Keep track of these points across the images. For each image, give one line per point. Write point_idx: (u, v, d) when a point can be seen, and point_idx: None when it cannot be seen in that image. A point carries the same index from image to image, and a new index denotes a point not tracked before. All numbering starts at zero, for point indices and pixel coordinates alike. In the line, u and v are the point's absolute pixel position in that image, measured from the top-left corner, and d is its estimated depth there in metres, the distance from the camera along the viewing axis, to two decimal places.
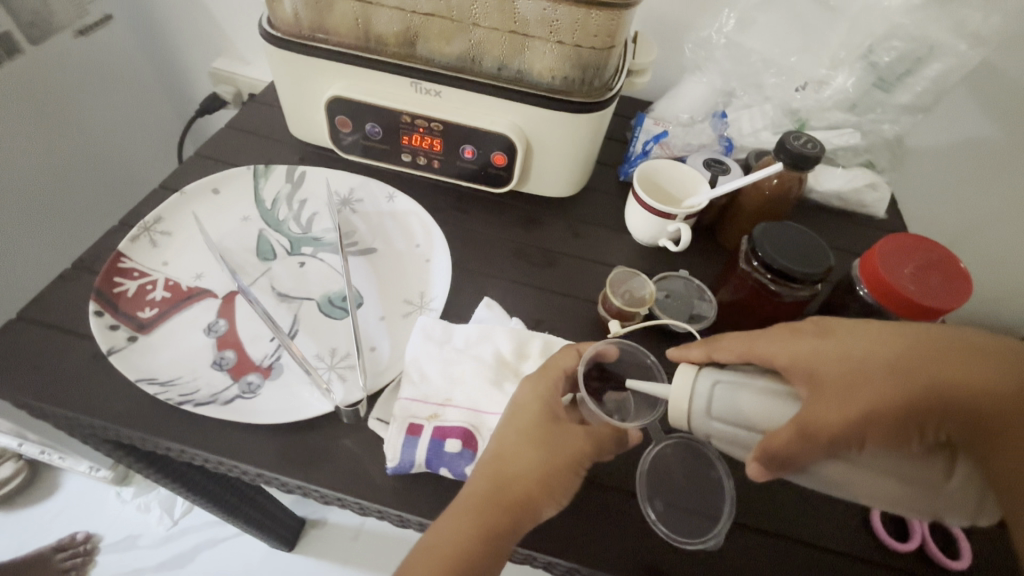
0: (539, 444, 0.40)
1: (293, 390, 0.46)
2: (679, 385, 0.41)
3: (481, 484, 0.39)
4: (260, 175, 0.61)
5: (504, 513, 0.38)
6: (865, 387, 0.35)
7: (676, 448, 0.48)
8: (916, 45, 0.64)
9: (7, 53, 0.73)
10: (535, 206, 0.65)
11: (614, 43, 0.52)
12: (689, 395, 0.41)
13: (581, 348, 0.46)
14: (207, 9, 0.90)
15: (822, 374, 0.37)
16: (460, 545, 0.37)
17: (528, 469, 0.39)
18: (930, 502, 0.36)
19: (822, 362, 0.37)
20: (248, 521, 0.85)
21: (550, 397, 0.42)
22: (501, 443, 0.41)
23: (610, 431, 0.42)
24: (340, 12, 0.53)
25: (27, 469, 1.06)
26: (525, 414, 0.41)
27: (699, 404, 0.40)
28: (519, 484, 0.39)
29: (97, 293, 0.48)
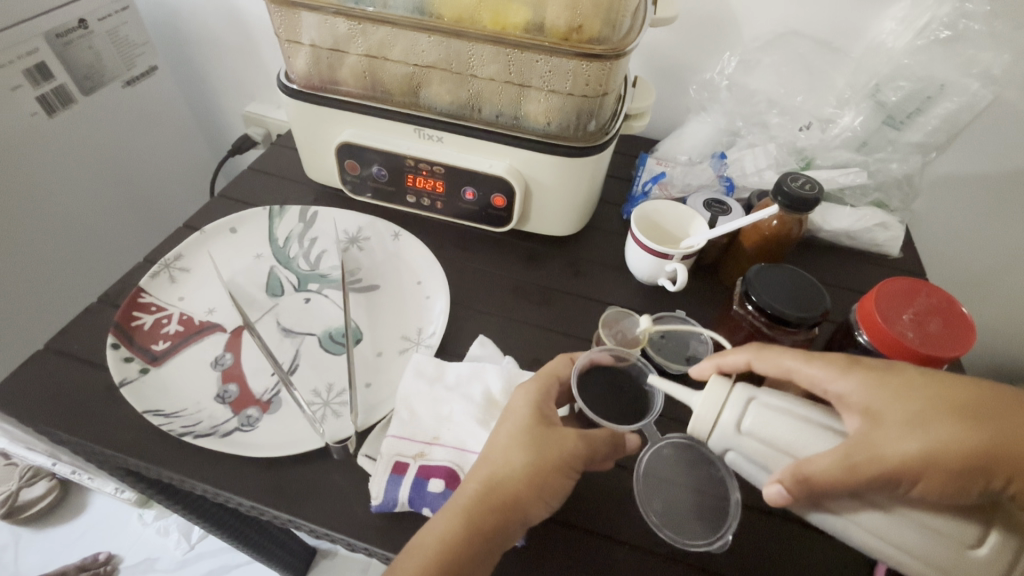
0: (531, 445, 0.40)
1: (289, 424, 0.48)
2: (711, 398, 0.39)
3: (475, 489, 0.40)
4: (275, 216, 0.64)
5: (492, 514, 0.39)
6: (919, 423, 0.33)
7: (676, 448, 0.48)
8: (923, 85, 0.64)
9: (62, 103, 0.80)
10: (536, 244, 0.67)
11: (607, 90, 0.54)
12: (718, 408, 0.39)
13: (574, 356, 0.47)
14: (244, 58, 0.98)
15: (879, 403, 0.34)
16: (451, 544, 0.37)
17: (518, 471, 0.40)
18: (946, 561, 0.33)
19: (884, 393, 0.34)
20: (260, 551, 0.87)
21: (543, 401, 0.43)
22: (494, 448, 0.41)
23: (606, 434, 0.43)
24: (351, 65, 0.57)
25: (59, 488, 1.12)
26: (524, 417, 0.42)
27: (727, 420, 0.39)
28: (516, 487, 0.39)
29: (116, 326, 0.52)
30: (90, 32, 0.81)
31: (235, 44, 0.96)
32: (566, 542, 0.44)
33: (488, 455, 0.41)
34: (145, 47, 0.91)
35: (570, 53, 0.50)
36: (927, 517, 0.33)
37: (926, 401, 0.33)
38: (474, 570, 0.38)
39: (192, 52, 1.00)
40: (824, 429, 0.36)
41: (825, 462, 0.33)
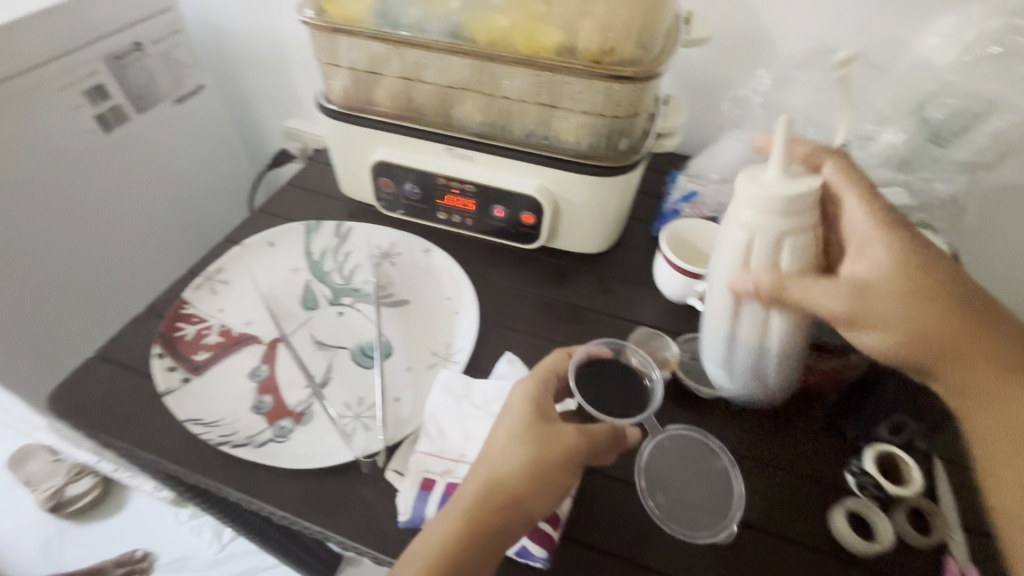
0: (529, 440, 0.41)
1: (320, 436, 0.49)
2: (784, 230, 0.41)
3: (475, 489, 0.40)
4: (312, 230, 0.67)
5: (493, 512, 0.39)
6: (943, 367, 0.41)
7: (675, 440, 0.49)
8: (968, 103, 0.62)
9: (117, 120, 0.85)
10: (565, 261, 0.67)
11: (638, 110, 0.54)
12: (784, 244, 0.41)
13: (571, 351, 0.48)
14: (285, 77, 1.02)
15: (908, 349, 0.41)
16: (452, 543, 0.38)
17: (518, 468, 0.40)
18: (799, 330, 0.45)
19: (919, 337, 0.40)
20: (289, 556, 0.88)
21: (540, 398, 0.43)
22: (493, 445, 0.41)
23: (607, 429, 0.42)
24: (386, 87, 0.59)
25: (102, 485, 1.17)
26: (523, 412, 0.42)
27: (766, 257, 0.42)
28: (514, 484, 0.39)
29: (161, 337, 0.54)
30: (145, 53, 0.86)
31: (277, 63, 1.00)
32: (591, 564, 0.43)
33: (489, 453, 0.41)
34: (194, 67, 0.96)
35: (601, 75, 0.50)
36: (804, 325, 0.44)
37: (958, 353, 0.40)
38: (480, 567, 0.38)
39: (237, 72, 1.04)
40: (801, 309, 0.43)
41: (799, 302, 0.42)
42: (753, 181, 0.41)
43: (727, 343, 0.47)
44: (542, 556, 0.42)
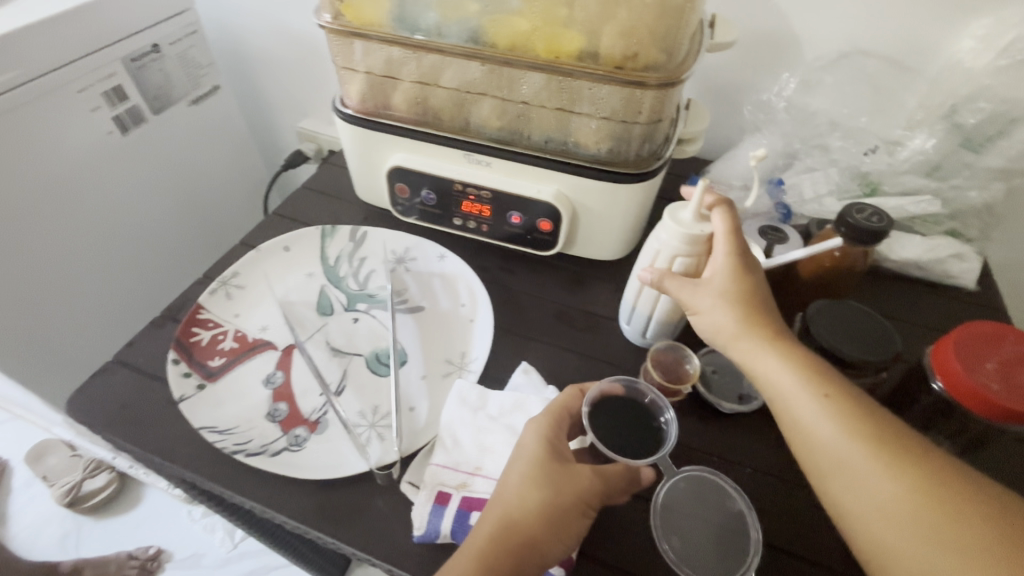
0: (544, 483, 0.40)
1: (335, 446, 0.48)
2: (673, 242, 0.47)
3: (492, 529, 0.39)
4: (327, 235, 0.66)
5: (508, 556, 0.38)
6: (828, 400, 0.38)
7: (689, 481, 0.45)
8: (1006, 106, 0.60)
9: (133, 121, 0.85)
10: (582, 268, 0.66)
11: (661, 117, 0.53)
12: (672, 252, 0.48)
13: (583, 388, 0.47)
14: (300, 78, 1.02)
15: (796, 378, 0.40)
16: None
17: (532, 511, 0.39)
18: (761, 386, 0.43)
19: (799, 362, 0.41)
20: (301, 558, 0.88)
21: (555, 440, 0.42)
22: (507, 486, 0.41)
23: (622, 468, 0.42)
24: (403, 91, 0.58)
25: (117, 481, 1.18)
26: (536, 453, 0.41)
27: (661, 256, 0.48)
28: (529, 527, 0.39)
29: (177, 342, 0.54)
30: (162, 55, 0.86)
31: (293, 64, 1.00)
32: None
33: (504, 493, 0.41)
34: (209, 69, 0.96)
35: (623, 80, 0.49)
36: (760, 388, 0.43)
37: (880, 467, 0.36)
38: None
39: (253, 73, 1.05)
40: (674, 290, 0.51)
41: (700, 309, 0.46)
42: (673, 218, 0.47)
43: (628, 306, 0.56)
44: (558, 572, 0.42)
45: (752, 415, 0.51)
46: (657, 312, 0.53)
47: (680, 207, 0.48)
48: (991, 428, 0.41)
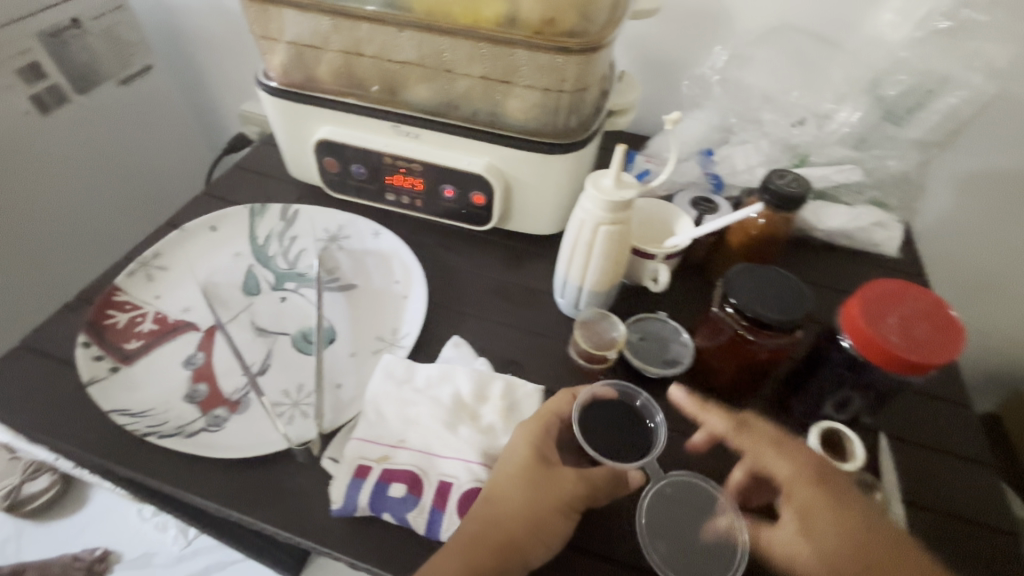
0: (529, 484, 0.40)
1: (256, 424, 0.47)
2: (597, 206, 0.47)
3: (474, 529, 0.39)
4: (257, 214, 0.64)
5: (490, 555, 0.38)
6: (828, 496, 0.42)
7: (678, 486, 0.45)
8: (922, 79, 0.62)
9: (56, 102, 0.80)
10: (519, 242, 0.65)
11: (585, 85, 0.53)
12: (597, 216, 0.47)
13: (575, 392, 0.46)
14: (239, 57, 0.98)
15: (847, 554, 0.40)
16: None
17: (516, 512, 0.39)
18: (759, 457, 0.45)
19: (842, 545, 0.40)
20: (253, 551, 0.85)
21: (546, 446, 0.42)
22: (492, 486, 0.41)
23: (605, 472, 0.42)
24: (327, 61, 0.56)
25: (60, 482, 1.10)
26: (525, 457, 0.42)
27: (586, 219, 0.48)
28: (514, 530, 0.39)
29: (89, 325, 0.51)
30: (84, 31, 0.81)
31: (229, 42, 0.96)
32: None
33: (489, 493, 0.41)
34: (140, 47, 0.91)
35: (544, 46, 0.48)
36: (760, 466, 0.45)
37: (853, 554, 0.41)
38: None
39: (189, 52, 1.00)
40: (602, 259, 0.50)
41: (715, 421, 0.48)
42: (595, 185, 0.47)
43: (561, 279, 0.55)
44: None
45: (677, 379, 0.52)
46: (588, 282, 0.52)
47: (602, 172, 0.48)
48: (895, 381, 0.43)
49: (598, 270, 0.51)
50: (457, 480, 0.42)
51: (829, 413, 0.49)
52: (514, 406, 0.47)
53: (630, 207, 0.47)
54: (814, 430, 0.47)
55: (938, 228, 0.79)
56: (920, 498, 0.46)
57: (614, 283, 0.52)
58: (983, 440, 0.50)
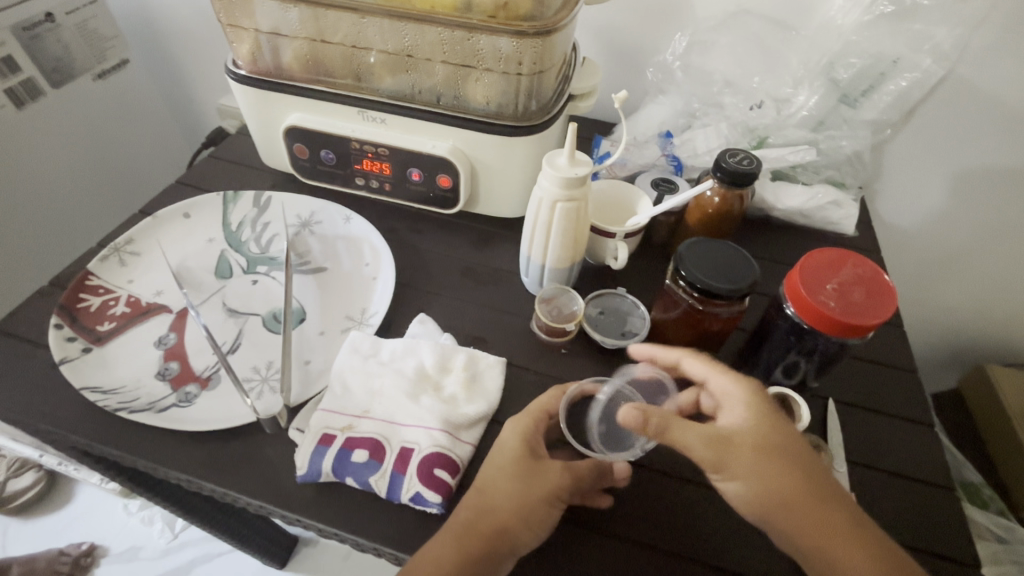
0: (517, 475, 0.41)
1: (225, 400, 0.49)
2: (552, 184, 0.49)
3: (464, 518, 0.41)
4: (229, 201, 0.65)
5: (479, 543, 0.39)
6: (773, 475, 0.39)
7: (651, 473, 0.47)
8: (874, 61, 0.65)
9: (31, 95, 0.81)
10: (488, 225, 0.67)
11: (542, 68, 0.54)
12: (551, 194, 0.49)
13: (565, 387, 0.48)
14: (215, 50, 0.98)
15: (782, 496, 0.39)
16: (437, 562, 0.39)
17: (506, 501, 0.40)
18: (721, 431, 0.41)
19: (781, 487, 0.39)
20: (246, 542, 0.83)
21: (532, 438, 0.43)
22: (482, 477, 0.42)
23: (592, 465, 0.43)
24: (293, 49, 0.58)
25: (46, 480, 1.06)
26: (512, 448, 0.43)
27: (542, 197, 0.50)
28: (501, 519, 0.40)
29: (61, 307, 0.52)
30: (57, 25, 0.81)
31: (205, 36, 0.96)
32: None
33: (480, 485, 0.42)
34: (116, 41, 0.91)
35: (500, 30, 0.50)
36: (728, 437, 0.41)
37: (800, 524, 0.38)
38: None
39: (164, 46, 1.01)
40: (559, 236, 0.52)
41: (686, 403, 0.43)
42: (551, 164, 0.49)
43: (524, 258, 0.56)
44: (439, 503, 0.42)
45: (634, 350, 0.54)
46: (549, 260, 0.55)
47: (557, 152, 0.50)
48: (835, 344, 0.45)
49: (557, 247, 0.53)
50: (418, 445, 0.44)
51: (778, 378, 0.51)
52: (476, 377, 0.50)
53: (584, 184, 0.49)
54: None
55: (897, 209, 0.81)
56: (866, 457, 0.49)
57: (573, 259, 0.55)
58: (928, 403, 0.53)
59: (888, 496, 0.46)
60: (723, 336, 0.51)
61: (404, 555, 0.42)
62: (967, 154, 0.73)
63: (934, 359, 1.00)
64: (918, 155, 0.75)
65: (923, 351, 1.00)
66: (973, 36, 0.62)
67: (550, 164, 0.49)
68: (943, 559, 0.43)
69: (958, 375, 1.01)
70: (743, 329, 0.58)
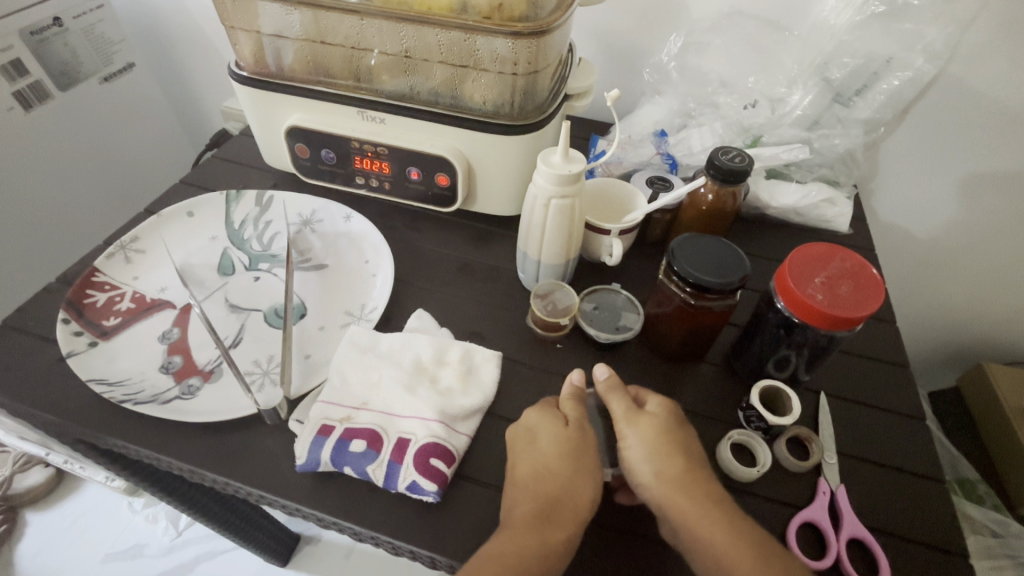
0: (571, 459, 0.43)
1: (227, 391, 0.50)
2: (544, 180, 0.50)
3: (530, 507, 0.41)
4: (232, 200, 0.66)
5: (556, 527, 0.40)
6: (668, 475, 0.42)
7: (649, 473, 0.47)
8: (867, 60, 0.65)
9: (39, 98, 0.82)
10: (486, 223, 0.68)
11: (537, 68, 0.55)
12: (542, 190, 0.50)
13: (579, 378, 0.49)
14: (219, 52, 1.00)
15: (656, 470, 0.42)
16: (524, 556, 0.38)
17: (570, 483, 0.42)
18: (643, 428, 0.44)
19: (658, 459, 0.43)
20: (248, 539, 0.84)
21: (581, 419, 0.46)
22: (541, 464, 0.43)
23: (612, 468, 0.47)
24: (296, 52, 0.59)
25: (52, 476, 1.07)
26: (570, 431, 0.45)
27: (537, 195, 0.51)
28: (581, 502, 0.42)
29: (68, 302, 0.54)
30: (65, 29, 0.82)
31: (210, 39, 0.98)
32: (482, 502, 0.45)
33: (538, 471, 0.43)
34: (122, 45, 0.93)
35: (495, 30, 0.51)
36: (637, 432, 0.44)
37: (682, 519, 0.40)
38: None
39: (170, 50, 1.03)
40: (553, 233, 0.53)
41: (619, 403, 0.46)
42: (545, 162, 0.50)
43: (521, 255, 0.58)
44: (434, 492, 0.43)
45: (627, 344, 0.55)
46: (544, 256, 0.56)
47: (551, 151, 0.51)
48: (822, 337, 0.46)
49: (551, 244, 0.54)
50: (415, 436, 0.45)
51: (771, 372, 0.52)
52: (473, 371, 0.51)
53: (578, 181, 0.50)
54: (755, 388, 0.49)
55: (893, 207, 0.82)
56: (857, 450, 0.49)
57: (568, 256, 0.56)
58: (919, 397, 0.53)
59: (879, 487, 0.47)
60: (716, 331, 0.52)
61: (393, 539, 0.43)
62: (961, 153, 0.73)
63: (932, 357, 1.01)
64: (913, 154, 0.76)
65: (922, 349, 1.00)
66: (965, 34, 0.63)
67: (545, 162, 0.50)
68: (934, 549, 0.44)
69: (957, 374, 1.01)
70: (735, 325, 0.58)
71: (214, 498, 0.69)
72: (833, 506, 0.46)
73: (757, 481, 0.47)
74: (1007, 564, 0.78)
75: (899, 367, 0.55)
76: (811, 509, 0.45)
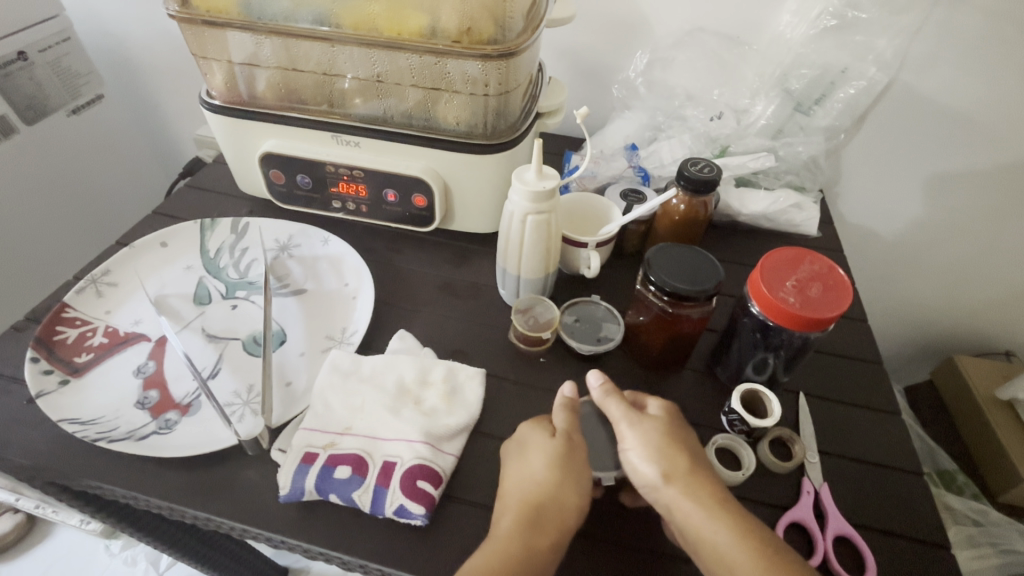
0: (561, 467, 0.43)
1: (207, 424, 0.49)
2: (519, 196, 0.50)
3: (518, 516, 0.41)
4: (207, 228, 0.66)
5: (544, 535, 0.40)
6: (672, 475, 0.42)
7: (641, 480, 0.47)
8: (823, 71, 0.68)
9: (4, 133, 0.81)
10: (464, 242, 0.68)
11: (508, 88, 0.57)
12: (519, 207, 0.51)
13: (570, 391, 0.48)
14: (189, 81, 1.00)
15: (662, 469, 0.42)
16: (509, 563, 0.38)
17: (559, 491, 0.42)
18: (645, 428, 0.44)
19: (664, 458, 0.42)
20: None
21: (569, 429, 0.45)
22: (529, 473, 0.43)
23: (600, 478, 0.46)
24: (267, 79, 0.60)
25: (22, 523, 1.02)
26: (561, 445, 0.44)
27: (514, 211, 0.51)
28: (567, 510, 0.41)
29: (37, 340, 0.52)
30: (30, 63, 0.81)
31: (180, 69, 0.98)
32: (471, 522, 0.44)
33: (524, 481, 0.43)
34: (90, 77, 0.92)
35: (465, 53, 0.52)
36: (638, 432, 0.44)
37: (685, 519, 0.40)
38: None
39: (139, 81, 1.02)
40: (532, 248, 0.54)
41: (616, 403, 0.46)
42: (519, 179, 0.50)
43: (500, 271, 0.58)
44: (421, 515, 0.42)
45: (609, 355, 0.56)
46: (523, 272, 0.56)
47: (525, 168, 0.51)
48: (796, 339, 0.47)
49: (530, 259, 0.55)
50: (401, 459, 0.45)
51: (750, 375, 0.52)
52: (457, 389, 0.51)
53: (553, 197, 0.51)
54: (736, 392, 0.50)
55: (858, 209, 0.85)
56: (839, 448, 0.50)
57: (546, 270, 0.56)
58: (893, 392, 0.55)
59: (861, 484, 0.48)
60: (694, 337, 0.53)
61: (382, 566, 0.42)
62: (918, 156, 0.77)
63: (905, 353, 1.04)
64: (873, 158, 0.79)
65: (895, 345, 1.03)
66: (912, 44, 0.67)
67: (520, 179, 0.50)
68: (918, 542, 0.45)
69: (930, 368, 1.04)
70: (713, 330, 0.60)
71: (196, 536, 0.67)
72: (818, 505, 0.46)
73: (743, 485, 0.47)
74: (991, 553, 0.80)
75: (872, 364, 0.57)
76: (797, 509, 0.45)
